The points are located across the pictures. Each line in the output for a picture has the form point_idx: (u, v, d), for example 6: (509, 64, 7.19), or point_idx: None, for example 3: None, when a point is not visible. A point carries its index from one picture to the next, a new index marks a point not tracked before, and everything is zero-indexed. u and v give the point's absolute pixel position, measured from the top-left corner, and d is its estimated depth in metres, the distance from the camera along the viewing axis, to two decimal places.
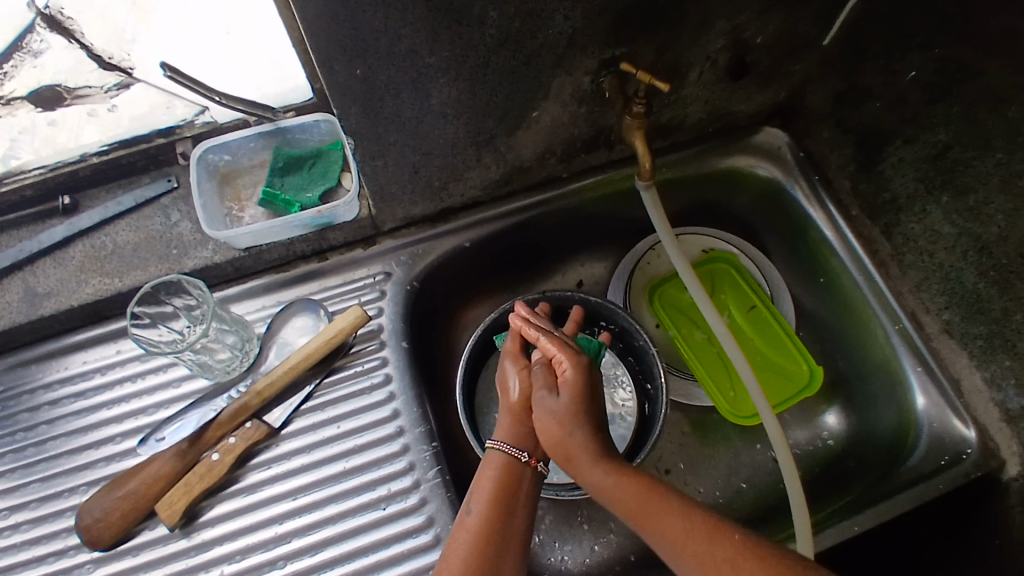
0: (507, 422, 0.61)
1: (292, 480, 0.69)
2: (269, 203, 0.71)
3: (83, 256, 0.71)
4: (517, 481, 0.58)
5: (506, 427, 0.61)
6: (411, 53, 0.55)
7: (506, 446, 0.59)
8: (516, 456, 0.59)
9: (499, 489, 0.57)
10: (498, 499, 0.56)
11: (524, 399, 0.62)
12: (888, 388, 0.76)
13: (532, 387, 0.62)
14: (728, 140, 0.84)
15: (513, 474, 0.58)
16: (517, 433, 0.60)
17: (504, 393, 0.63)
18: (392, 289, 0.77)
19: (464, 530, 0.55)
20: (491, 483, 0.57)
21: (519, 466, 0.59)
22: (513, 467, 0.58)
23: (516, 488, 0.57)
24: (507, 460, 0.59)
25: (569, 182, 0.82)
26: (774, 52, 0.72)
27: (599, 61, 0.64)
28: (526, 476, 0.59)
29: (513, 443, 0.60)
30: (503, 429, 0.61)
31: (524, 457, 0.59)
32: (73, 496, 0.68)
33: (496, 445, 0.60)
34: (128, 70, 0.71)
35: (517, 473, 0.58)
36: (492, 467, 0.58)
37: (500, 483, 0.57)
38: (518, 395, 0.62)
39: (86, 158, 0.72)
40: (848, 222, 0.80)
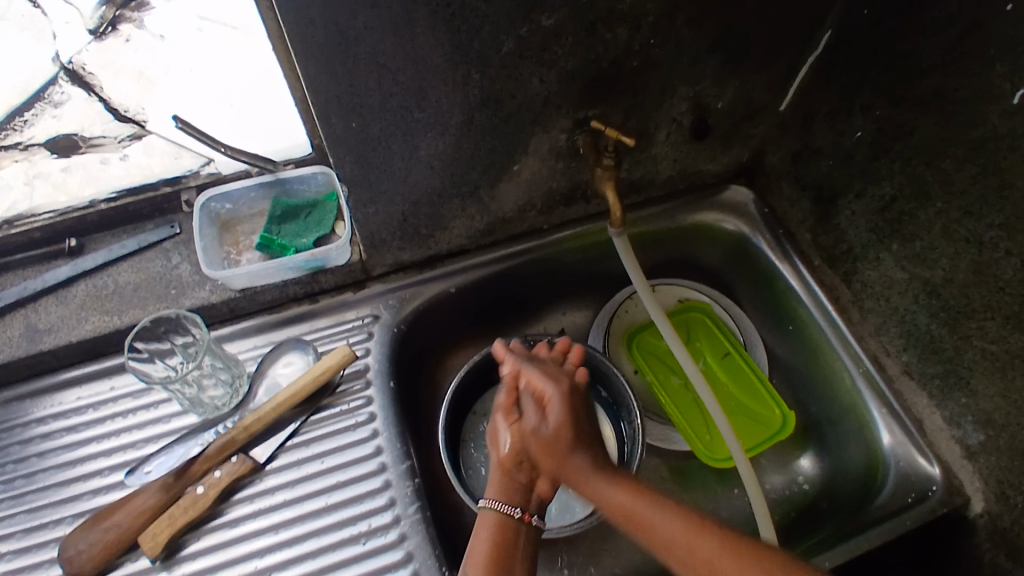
0: (496, 479, 0.65)
1: (274, 515, 0.70)
2: (266, 248, 0.76)
3: (84, 295, 0.75)
4: (513, 538, 0.61)
5: (495, 487, 0.64)
6: (401, 108, 0.62)
7: (496, 505, 0.62)
8: (505, 512, 0.62)
9: (494, 549, 0.60)
10: (495, 562, 0.59)
11: (512, 451, 0.65)
12: (856, 429, 0.79)
13: (521, 442, 0.65)
14: (697, 196, 0.90)
15: (508, 531, 0.61)
16: (506, 488, 0.64)
17: (495, 444, 0.67)
18: (379, 332, 0.80)
19: None
20: (485, 543, 0.60)
21: (514, 523, 0.62)
22: (506, 525, 0.61)
23: (509, 543, 0.60)
24: (499, 518, 0.62)
25: (550, 234, 0.87)
26: (732, 116, 0.79)
27: (573, 120, 0.71)
28: (521, 532, 0.62)
29: (503, 500, 0.63)
30: (493, 486, 0.64)
31: (517, 513, 0.62)
32: (58, 527, 0.69)
33: (488, 504, 0.63)
34: (142, 122, 0.79)
35: (512, 530, 0.61)
36: (488, 527, 0.61)
37: (494, 542, 0.60)
38: (509, 449, 0.65)
39: (94, 205, 0.76)
40: (812, 271, 0.85)
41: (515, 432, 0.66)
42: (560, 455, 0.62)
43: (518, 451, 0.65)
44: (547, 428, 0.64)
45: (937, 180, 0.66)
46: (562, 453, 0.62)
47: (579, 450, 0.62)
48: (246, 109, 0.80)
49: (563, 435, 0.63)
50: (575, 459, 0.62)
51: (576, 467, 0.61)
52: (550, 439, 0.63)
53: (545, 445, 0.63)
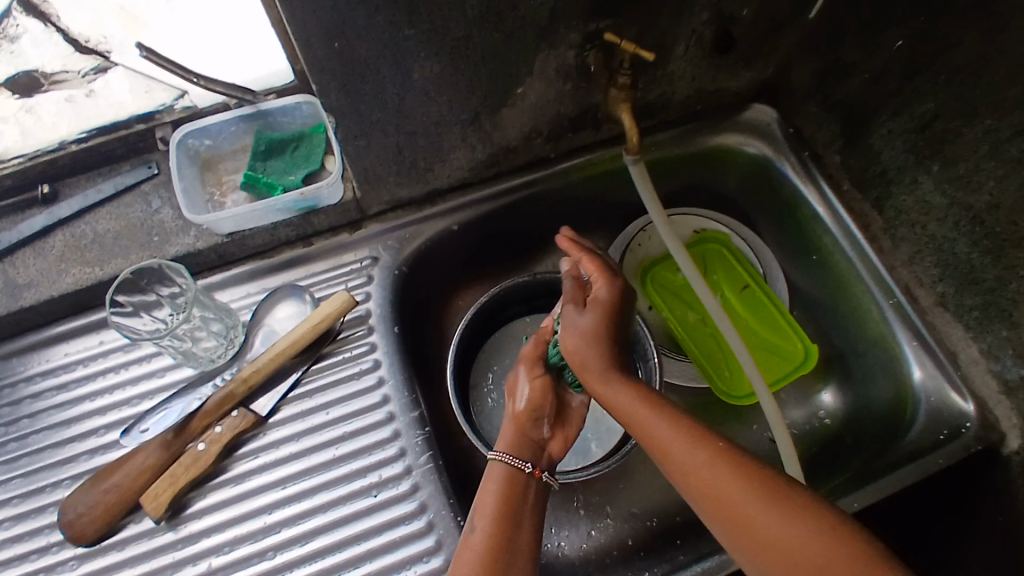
0: (511, 432, 0.62)
1: (280, 470, 0.68)
2: (251, 187, 0.70)
3: (63, 246, 0.70)
4: (521, 492, 0.58)
5: (506, 440, 0.61)
6: (389, 26, 0.54)
7: (507, 458, 0.59)
8: (517, 466, 0.59)
9: (505, 502, 0.57)
10: (503, 514, 0.56)
11: (529, 406, 0.64)
12: (883, 362, 0.76)
13: (541, 395, 0.64)
14: (717, 117, 0.83)
15: (517, 485, 0.58)
16: (518, 443, 0.61)
17: (511, 396, 0.66)
18: (379, 275, 0.76)
19: (469, 550, 0.54)
20: (494, 495, 0.57)
21: (524, 479, 0.59)
22: (518, 478, 0.59)
23: (521, 498, 0.58)
24: (510, 471, 0.59)
25: (558, 162, 0.80)
26: (759, 25, 0.71)
27: (582, 35, 0.63)
28: (531, 487, 0.59)
29: (514, 454, 0.60)
30: (504, 440, 0.62)
31: (528, 469, 0.59)
32: (57, 490, 0.67)
33: (496, 456, 0.60)
34: (106, 54, 0.72)
35: (521, 484, 0.59)
36: (497, 478, 0.58)
37: (503, 498, 0.57)
38: (525, 404, 0.64)
39: (64, 147, 0.70)
40: (840, 196, 0.79)
41: (535, 386, 0.65)
42: (592, 349, 0.59)
43: (536, 407, 0.64)
44: (582, 324, 0.60)
45: (988, 95, 0.60)
46: (590, 345, 0.59)
47: (605, 346, 0.59)
48: (218, 38, 0.73)
49: (595, 328, 0.60)
50: (612, 377, 0.58)
51: (593, 366, 0.58)
52: (586, 333, 0.60)
53: (578, 338, 0.60)
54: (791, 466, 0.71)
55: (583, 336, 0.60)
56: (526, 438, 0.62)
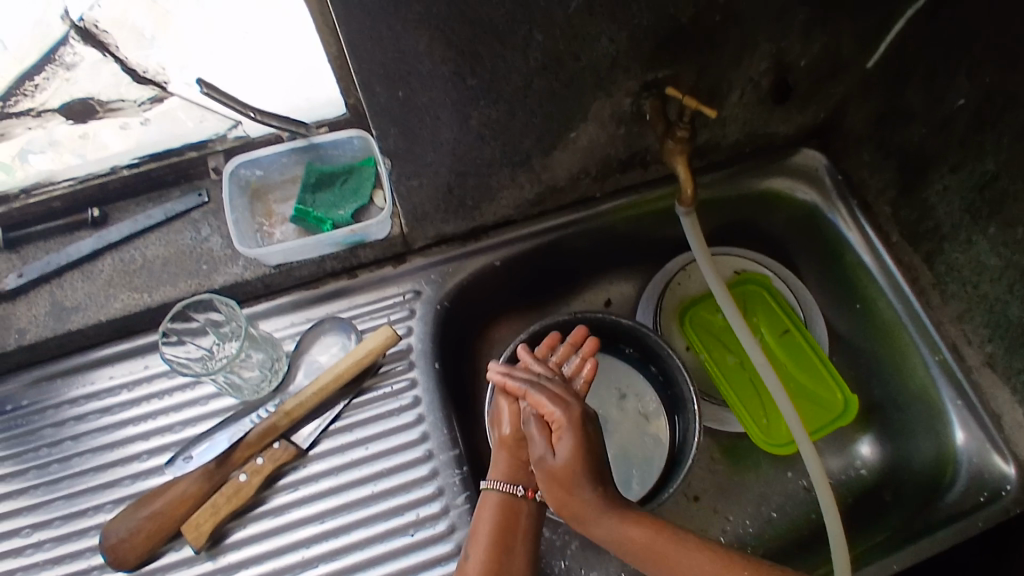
0: (504, 461, 0.64)
1: (319, 503, 0.68)
2: (301, 220, 0.71)
3: (111, 270, 0.70)
4: (515, 517, 0.61)
5: (501, 467, 0.63)
6: (453, 76, 0.54)
7: (501, 487, 0.62)
8: (509, 492, 0.61)
9: (497, 528, 0.60)
10: (500, 543, 0.59)
11: (514, 433, 0.64)
12: (926, 417, 0.75)
13: (518, 424, 0.64)
14: (766, 161, 0.82)
15: (512, 512, 0.61)
16: (513, 469, 0.63)
17: (495, 423, 0.65)
18: (421, 308, 0.76)
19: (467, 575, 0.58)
20: (490, 525, 0.60)
21: (515, 503, 0.61)
22: (508, 503, 0.61)
23: (512, 519, 0.61)
24: (502, 498, 0.61)
25: (602, 202, 0.80)
26: (815, 74, 0.70)
27: (641, 83, 0.63)
28: (524, 513, 0.61)
29: (508, 480, 0.62)
30: (496, 466, 0.64)
31: (519, 492, 0.62)
32: (98, 514, 0.67)
33: (491, 485, 0.62)
34: (163, 84, 0.70)
35: (515, 510, 0.61)
36: (491, 508, 0.61)
37: (499, 523, 0.60)
38: (511, 431, 0.64)
39: (115, 171, 0.71)
40: (888, 248, 0.79)
41: (515, 414, 0.64)
42: (572, 492, 0.57)
43: (519, 433, 0.63)
44: (557, 459, 0.57)
45: None
46: (573, 488, 0.57)
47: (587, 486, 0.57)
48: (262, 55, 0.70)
49: (570, 467, 0.57)
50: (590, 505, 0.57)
51: (586, 504, 0.57)
52: (561, 472, 0.57)
53: (557, 480, 0.57)
54: (830, 513, 0.70)
55: (570, 456, 0.57)
56: (522, 464, 0.63)
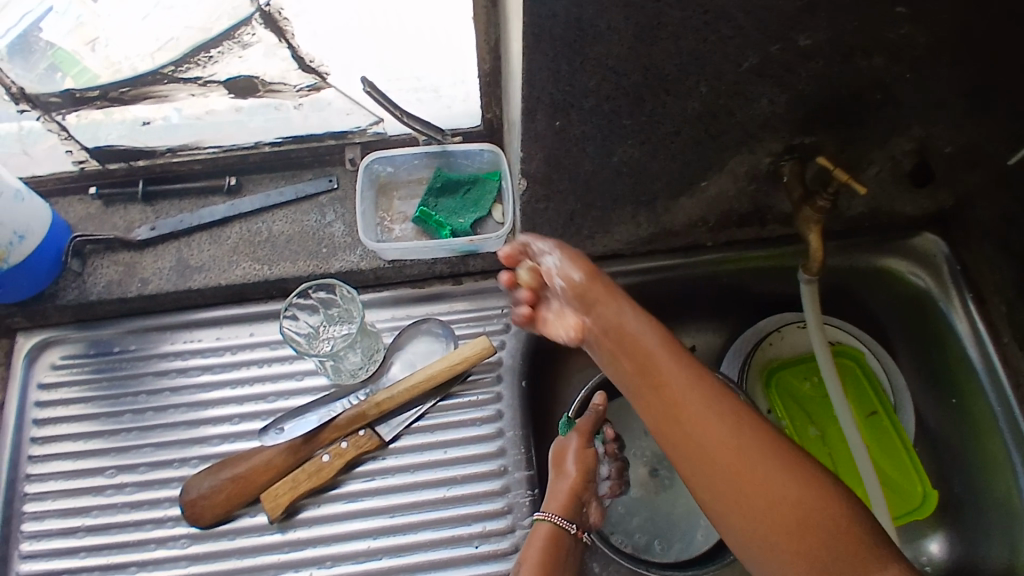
0: (563, 495, 0.68)
1: (391, 497, 0.70)
2: (423, 222, 0.73)
3: (237, 238, 0.74)
4: (564, 550, 0.65)
5: (557, 500, 0.67)
6: (611, 114, 0.56)
7: (554, 518, 0.66)
8: (563, 528, 0.66)
9: (546, 561, 0.64)
10: (547, 573, 0.63)
11: (579, 472, 0.69)
12: (1004, 525, 0.73)
13: (589, 463, 0.70)
14: (881, 240, 0.82)
15: (560, 545, 0.65)
16: (569, 504, 0.67)
17: (558, 464, 0.71)
18: (516, 325, 0.77)
19: None
20: (539, 555, 0.64)
21: (566, 538, 0.66)
22: (559, 535, 0.65)
23: (562, 547, 0.65)
24: (553, 530, 0.65)
25: (710, 252, 0.81)
26: (957, 163, 0.69)
27: (784, 145, 0.63)
28: (568, 545, 0.66)
29: (562, 514, 0.66)
30: (554, 499, 0.67)
31: (572, 530, 0.66)
32: (184, 467, 0.71)
33: (545, 516, 0.66)
34: (325, 76, 0.70)
35: (564, 544, 0.65)
36: (541, 539, 0.65)
37: (547, 553, 0.64)
38: (576, 468, 0.69)
39: (258, 146, 0.75)
40: (997, 345, 0.77)
41: (582, 455, 0.70)
42: (614, 315, 0.60)
43: (585, 471, 0.69)
44: (581, 278, 0.61)
45: None
46: (613, 309, 0.60)
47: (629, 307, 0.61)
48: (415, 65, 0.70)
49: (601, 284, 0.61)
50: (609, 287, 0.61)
51: (626, 322, 0.60)
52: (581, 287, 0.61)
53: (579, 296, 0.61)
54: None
55: (590, 271, 0.61)
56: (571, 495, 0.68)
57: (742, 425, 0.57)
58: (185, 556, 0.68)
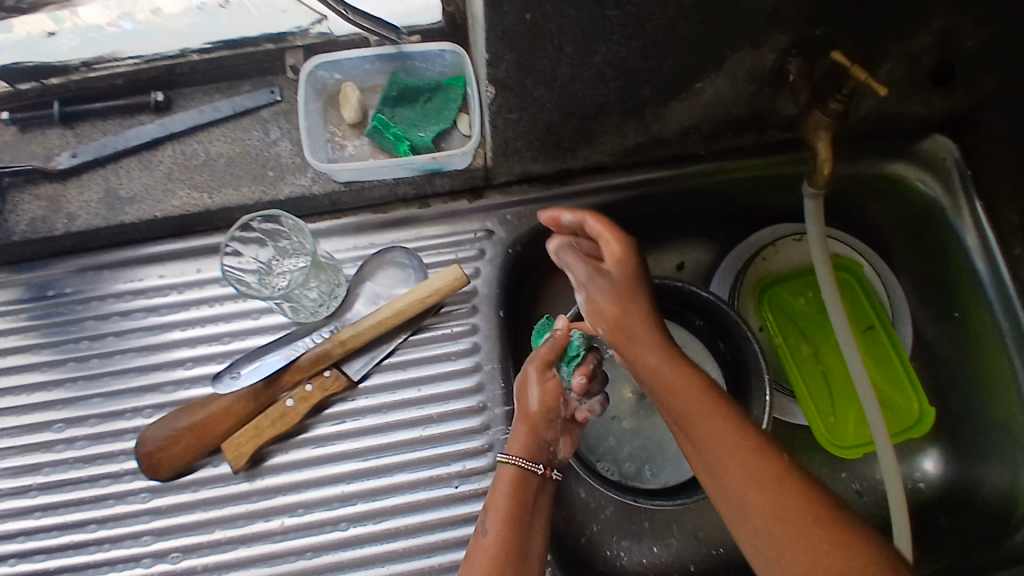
0: (523, 433, 0.59)
1: (363, 440, 0.66)
2: (377, 133, 0.64)
3: (171, 163, 0.65)
4: (530, 493, 0.58)
5: (518, 441, 0.59)
6: (592, 4, 0.47)
7: (519, 462, 0.58)
8: (529, 470, 0.58)
9: (514, 505, 0.57)
10: (514, 518, 0.56)
11: (541, 409, 0.60)
12: (1005, 446, 0.72)
13: (553, 399, 0.60)
14: (892, 143, 0.75)
15: (527, 489, 0.58)
16: (531, 445, 0.59)
17: (520, 401, 0.61)
18: (492, 250, 0.71)
19: (480, 551, 0.54)
20: (506, 500, 0.57)
21: (532, 479, 0.59)
22: (524, 477, 0.58)
23: (529, 487, 0.58)
24: (518, 474, 0.58)
25: (702, 162, 0.73)
26: (983, 54, 0.61)
27: (793, 38, 0.55)
28: (535, 487, 0.59)
29: (527, 457, 0.59)
30: (516, 440, 0.59)
31: (539, 470, 0.59)
32: (136, 417, 0.66)
33: (508, 460, 0.59)
34: None
35: (530, 487, 0.58)
36: (506, 482, 0.58)
37: (513, 498, 0.57)
38: (538, 407, 0.60)
39: (185, 55, 0.66)
40: (1007, 260, 0.72)
41: (546, 389, 0.60)
42: (630, 305, 0.57)
43: (548, 409, 0.60)
44: (602, 297, 0.57)
45: None
46: (627, 296, 0.56)
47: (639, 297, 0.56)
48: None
49: (626, 279, 0.57)
50: (647, 330, 0.56)
51: (641, 326, 0.56)
52: (608, 311, 0.57)
53: (605, 317, 0.57)
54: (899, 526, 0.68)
55: (617, 292, 0.57)
56: (534, 434, 0.59)
57: (762, 462, 0.50)
58: (147, 511, 0.64)
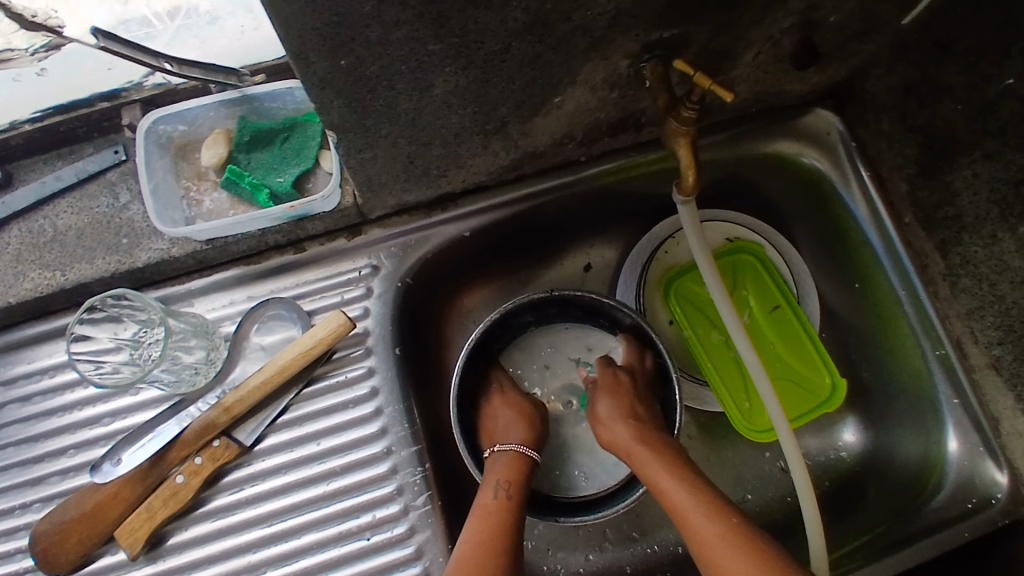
0: (521, 426, 0.69)
1: (266, 504, 0.63)
2: (234, 186, 0.60)
3: (19, 243, 0.60)
4: (525, 472, 0.66)
5: (518, 433, 0.69)
6: (410, 41, 0.43)
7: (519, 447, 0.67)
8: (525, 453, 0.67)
9: (516, 474, 0.65)
10: (516, 479, 0.64)
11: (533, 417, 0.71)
12: (916, 413, 0.72)
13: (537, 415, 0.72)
14: (775, 122, 0.72)
15: (522, 468, 0.66)
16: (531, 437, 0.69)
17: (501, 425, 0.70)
18: (380, 286, 0.68)
19: (484, 506, 0.61)
20: (506, 470, 0.65)
21: (525, 459, 0.67)
22: (520, 461, 0.66)
23: (524, 472, 0.66)
24: (515, 457, 0.66)
25: (588, 167, 0.71)
26: (845, 32, 0.59)
27: (642, 44, 0.52)
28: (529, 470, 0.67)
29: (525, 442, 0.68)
30: (516, 433, 0.69)
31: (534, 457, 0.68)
32: (26, 513, 0.61)
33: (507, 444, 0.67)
34: (57, 29, 0.57)
35: (526, 467, 0.66)
36: (505, 461, 0.66)
37: (511, 471, 0.65)
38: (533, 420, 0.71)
39: (16, 127, 0.62)
40: (898, 229, 0.71)
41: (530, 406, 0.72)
42: (627, 448, 0.66)
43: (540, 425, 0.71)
44: (608, 405, 0.69)
45: None
46: (617, 425, 0.67)
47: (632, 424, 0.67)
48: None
49: (623, 425, 0.67)
50: (637, 432, 0.66)
51: (624, 431, 0.67)
52: (614, 430, 0.67)
53: (608, 420, 0.68)
54: (808, 505, 0.66)
55: (620, 415, 0.68)
56: (529, 431, 0.69)
57: (720, 534, 0.56)
58: None
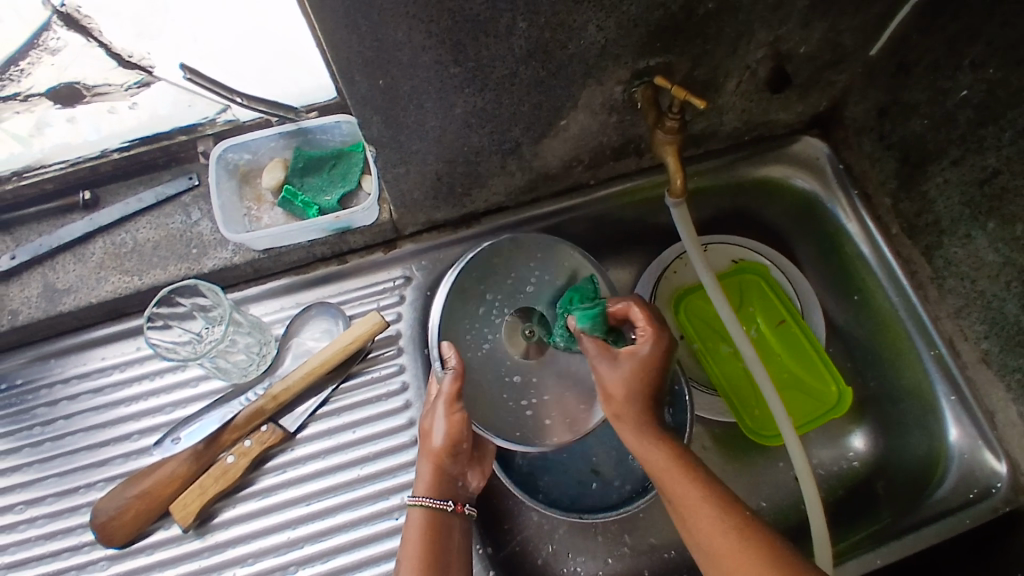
0: (428, 473, 0.63)
1: (307, 485, 0.69)
2: (289, 204, 0.70)
3: (102, 253, 0.71)
4: (445, 528, 0.61)
5: (425, 482, 0.62)
6: (435, 65, 0.54)
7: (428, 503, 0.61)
8: (439, 508, 0.61)
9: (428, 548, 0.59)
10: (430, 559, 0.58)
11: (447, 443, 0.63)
12: (919, 415, 0.75)
13: (456, 430, 0.63)
14: (767, 148, 0.81)
15: (442, 528, 0.61)
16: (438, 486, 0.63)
17: (425, 437, 0.64)
18: (411, 294, 0.76)
19: None
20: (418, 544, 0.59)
21: (446, 517, 0.62)
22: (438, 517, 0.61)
23: (443, 539, 0.60)
24: (430, 516, 0.61)
25: (597, 189, 0.80)
26: (817, 61, 0.68)
27: (632, 71, 0.61)
28: (452, 523, 0.62)
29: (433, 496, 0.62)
30: (424, 480, 0.63)
31: (449, 506, 0.62)
32: (90, 491, 0.69)
33: (418, 500, 0.61)
34: (148, 68, 0.71)
35: (444, 523, 0.61)
36: (420, 525, 0.60)
37: (427, 539, 0.59)
38: (443, 442, 0.63)
39: (106, 154, 0.72)
40: (888, 240, 0.78)
41: (451, 422, 0.63)
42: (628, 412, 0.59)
43: (454, 442, 0.63)
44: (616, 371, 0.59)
45: None
46: (629, 395, 0.59)
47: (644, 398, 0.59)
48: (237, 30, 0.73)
49: (630, 394, 0.59)
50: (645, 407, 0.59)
51: (636, 411, 0.58)
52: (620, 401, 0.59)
53: (616, 390, 0.59)
54: (814, 510, 0.68)
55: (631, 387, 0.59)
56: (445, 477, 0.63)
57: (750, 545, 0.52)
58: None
